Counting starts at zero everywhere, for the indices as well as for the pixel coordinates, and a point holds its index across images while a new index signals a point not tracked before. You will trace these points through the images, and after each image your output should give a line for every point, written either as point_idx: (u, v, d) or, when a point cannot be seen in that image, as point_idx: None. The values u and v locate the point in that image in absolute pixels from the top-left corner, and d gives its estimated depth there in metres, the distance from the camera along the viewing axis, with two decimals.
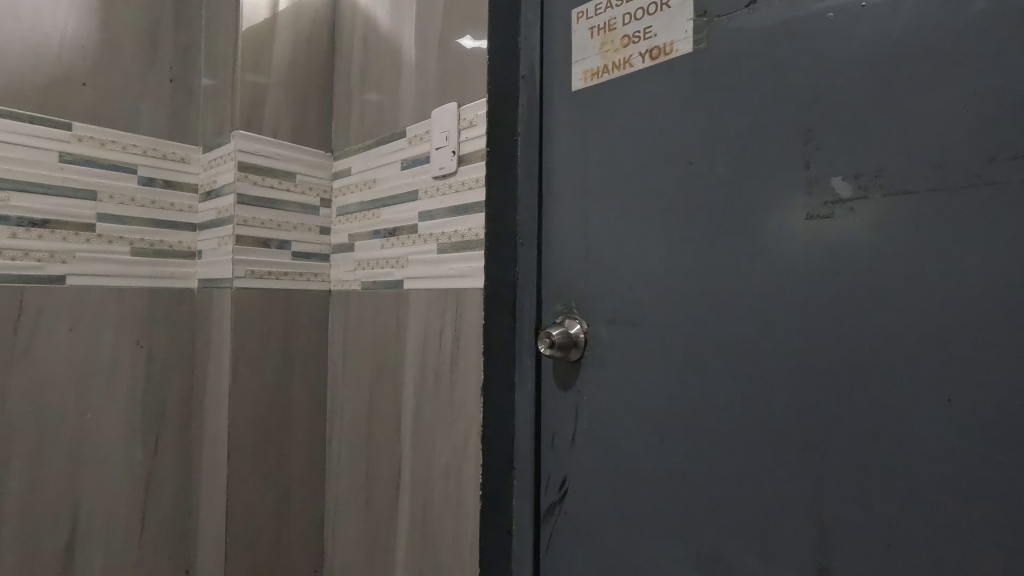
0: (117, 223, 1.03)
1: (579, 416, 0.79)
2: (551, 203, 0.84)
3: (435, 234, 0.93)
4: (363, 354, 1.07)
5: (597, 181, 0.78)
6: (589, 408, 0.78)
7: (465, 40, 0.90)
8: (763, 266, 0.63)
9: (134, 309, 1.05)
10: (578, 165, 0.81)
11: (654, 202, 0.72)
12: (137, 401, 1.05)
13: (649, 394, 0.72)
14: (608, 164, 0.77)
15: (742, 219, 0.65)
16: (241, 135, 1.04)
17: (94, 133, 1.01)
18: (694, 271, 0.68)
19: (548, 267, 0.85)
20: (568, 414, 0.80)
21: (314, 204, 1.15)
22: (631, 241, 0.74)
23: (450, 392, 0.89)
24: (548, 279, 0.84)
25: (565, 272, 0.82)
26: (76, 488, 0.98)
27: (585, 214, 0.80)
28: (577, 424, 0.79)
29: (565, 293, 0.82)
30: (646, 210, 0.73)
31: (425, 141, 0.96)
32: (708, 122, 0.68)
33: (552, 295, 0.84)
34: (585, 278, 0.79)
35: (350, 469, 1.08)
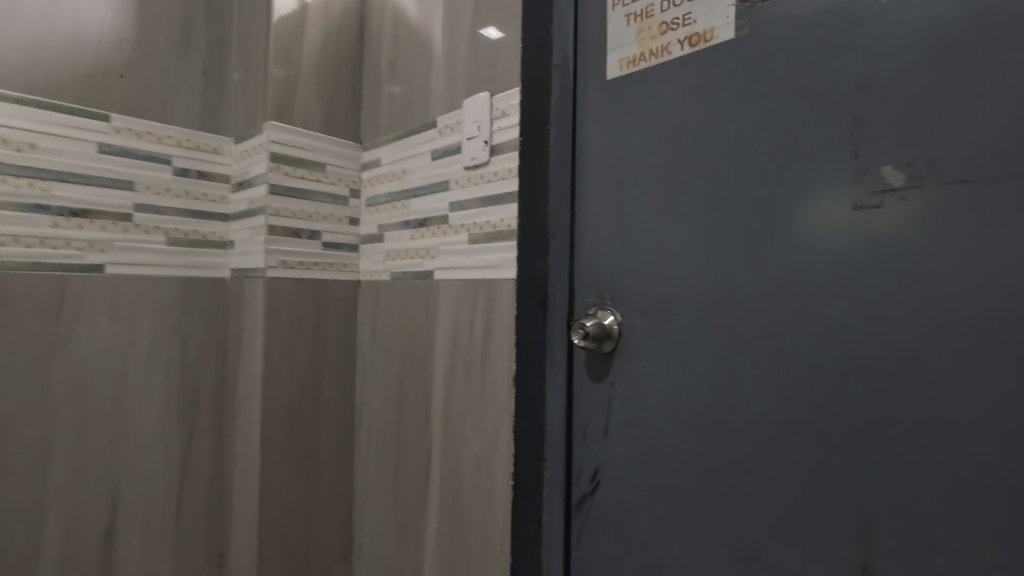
0: (153, 213, 1.05)
1: (611, 407, 0.79)
2: (583, 192, 0.84)
3: (466, 224, 0.92)
4: (393, 345, 1.07)
5: (631, 173, 0.77)
6: (623, 400, 0.77)
7: (488, 31, 0.91)
8: (805, 257, 0.62)
9: (170, 298, 1.07)
10: (609, 157, 0.80)
11: (689, 193, 0.71)
12: (174, 389, 1.07)
13: (685, 385, 0.71)
14: (641, 156, 0.76)
15: (784, 210, 0.63)
16: (273, 126, 1.05)
17: (131, 124, 1.02)
18: (732, 264, 0.67)
19: (580, 258, 0.84)
20: (601, 405, 0.80)
21: (343, 194, 1.15)
22: (666, 232, 0.73)
23: (481, 381, 0.89)
24: (581, 271, 0.83)
25: (599, 263, 0.81)
26: (115, 473, 1.00)
27: (617, 206, 0.79)
28: (609, 415, 0.79)
29: (599, 284, 0.81)
30: (682, 201, 0.72)
31: (456, 131, 0.95)
32: (748, 111, 0.66)
33: (584, 286, 0.83)
34: (620, 269, 0.78)
35: (379, 458, 1.09)
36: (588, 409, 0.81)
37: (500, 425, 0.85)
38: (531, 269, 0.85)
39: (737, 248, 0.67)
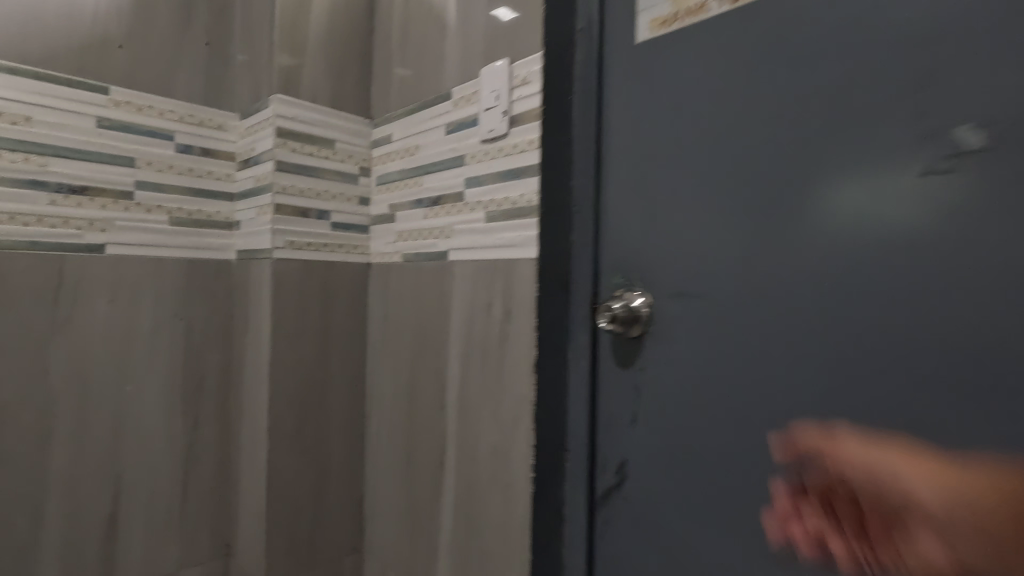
0: (156, 192, 1.00)
1: (639, 396, 0.73)
2: (604, 168, 0.78)
3: (483, 201, 0.87)
4: (405, 331, 1.03)
5: (652, 149, 0.72)
6: (652, 388, 0.72)
7: (499, 12, 0.86)
8: (857, 229, 0.56)
9: (174, 281, 1.03)
10: (628, 133, 0.75)
11: (714, 172, 0.66)
12: (178, 374, 1.03)
13: (723, 373, 0.65)
14: (664, 131, 0.71)
15: (833, 177, 0.57)
16: (279, 100, 1.00)
17: (132, 98, 0.98)
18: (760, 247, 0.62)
19: (605, 236, 0.78)
20: (629, 394, 0.74)
21: (353, 172, 1.10)
22: (688, 214, 0.69)
23: (499, 366, 0.84)
24: (605, 250, 0.78)
25: (625, 241, 0.75)
26: (118, 460, 0.97)
27: (637, 185, 0.74)
28: (637, 404, 0.73)
29: (625, 264, 0.75)
30: (706, 180, 0.67)
31: (472, 103, 0.89)
32: (785, 79, 0.61)
33: (608, 267, 0.77)
34: (648, 247, 0.73)
35: (391, 447, 1.05)
36: (614, 398, 0.76)
37: (519, 413, 0.81)
38: (553, 248, 0.80)
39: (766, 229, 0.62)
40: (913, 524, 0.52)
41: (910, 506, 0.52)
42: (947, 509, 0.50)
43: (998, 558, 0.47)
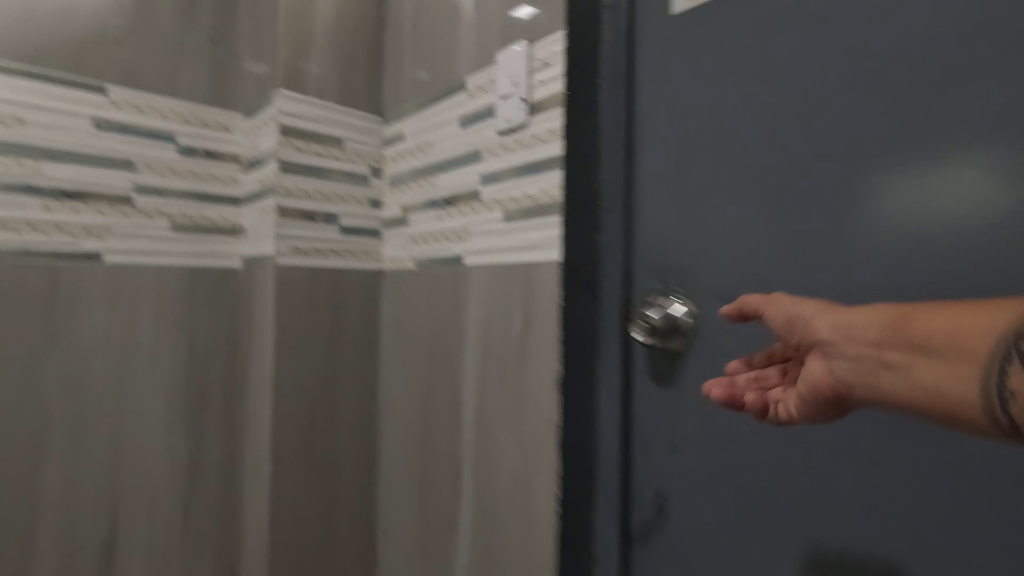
0: (156, 196, 0.95)
1: (680, 416, 0.64)
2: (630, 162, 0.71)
3: (500, 199, 0.78)
4: (418, 342, 0.95)
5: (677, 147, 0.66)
6: (697, 409, 0.63)
7: (519, 12, 0.76)
8: (927, 215, 0.47)
9: (175, 290, 0.97)
10: (649, 130, 0.69)
11: (746, 172, 0.60)
12: (180, 389, 0.97)
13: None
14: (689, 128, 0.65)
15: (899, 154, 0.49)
16: (283, 96, 0.93)
17: (131, 98, 0.93)
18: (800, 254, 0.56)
19: (637, 234, 0.70)
20: (667, 413, 0.65)
21: (363, 173, 1.03)
22: (716, 218, 0.62)
23: (519, 382, 0.75)
24: (638, 251, 0.69)
25: (660, 239, 0.67)
26: (115, 481, 0.91)
27: (661, 185, 0.67)
28: (677, 426, 0.64)
29: (660, 265, 0.67)
30: (738, 179, 0.60)
31: (487, 92, 0.81)
32: (831, 66, 0.54)
33: (641, 270, 0.69)
34: (684, 244, 0.65)
35: (404, 468, 0.97)
36: (650, 417, 0.67)
37: (541, 436, 0.71)
38: (580, 250, 0.70)
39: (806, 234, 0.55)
40: (825, 375, 0.40)
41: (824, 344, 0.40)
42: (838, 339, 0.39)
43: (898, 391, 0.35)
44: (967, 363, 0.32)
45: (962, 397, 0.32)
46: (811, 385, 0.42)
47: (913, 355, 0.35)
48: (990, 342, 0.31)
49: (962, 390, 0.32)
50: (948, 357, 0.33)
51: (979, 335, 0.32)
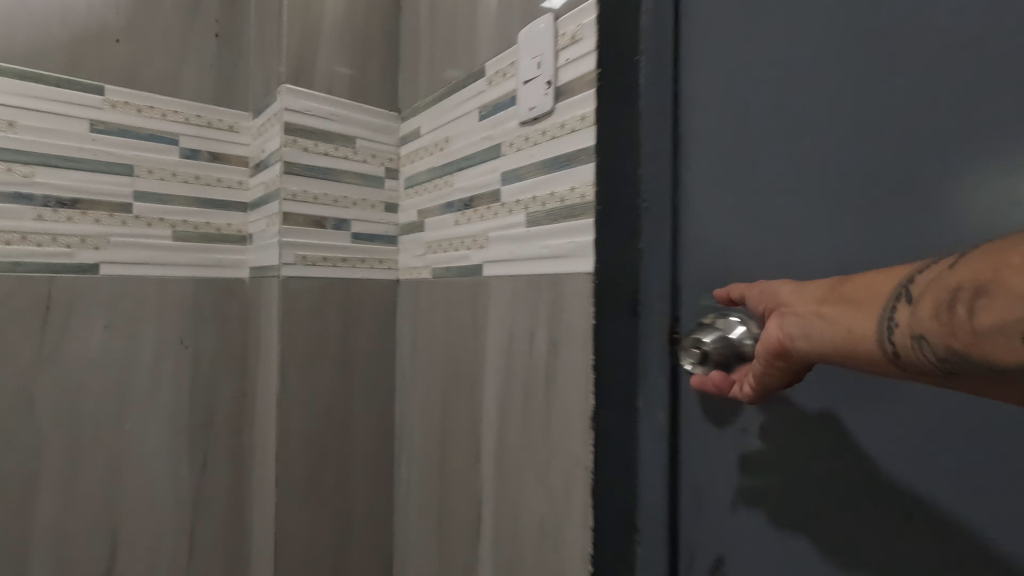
0: (157, 203, 0.89)
1: (745, 467, 0.51)
2: (682, 155, 0.58)
3: (523, 200, 0.68)
4: (436, 360, 0.85)
5: (737, 139, 0.53)
6: (763, 458, 0.50)
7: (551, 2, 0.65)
8: None
9: (179, 303, 0.90)
10: (702, 119, 0.56)
11: (827, 169, 0.46)
12: (185, 409, 0.91)
13: (873, 443, 0.43)
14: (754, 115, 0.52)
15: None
16: (288, 90, 0.85)
17: (131, 98, 0.87)
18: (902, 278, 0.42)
19: (686, 238, 0.57)
20: (729, 463, 0.52)
21: (377, 174, 0.94)
22: (787, 227, 0.49)
23: (546, 416, 0.64)
24: (687, 259, 0.57)
25: (715, 243, 0.54)
26: (114, 508, 0.85)
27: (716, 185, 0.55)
28: (741, 480, 0.51)
29: (717, 276, 0.54)
30: (816, 178, 0.47)
31: (509, 77, 0.71)
32: (953, 27, 0.40)
33: (692, 284, 0.56)
34: (747, 247, 0.52)
35: (421, 500, 0.87)
36: (709, 466, 0.54)
37: (572, 481, 0.61)
38: (615, 258, 0.59)
39: (914, 251, 0.41)
40: (768, 332, 0.42)
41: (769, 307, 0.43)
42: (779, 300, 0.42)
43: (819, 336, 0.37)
44: (868, 304, 0.35)
45: (864, 335, 0.35)
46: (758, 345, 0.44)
47: (828, 304, 0.38)
48: (887, 288, 0.35)
49: (869, 325, 0.35)
50: (855, 304, 0.36)
51: (880, 283, 0.35)
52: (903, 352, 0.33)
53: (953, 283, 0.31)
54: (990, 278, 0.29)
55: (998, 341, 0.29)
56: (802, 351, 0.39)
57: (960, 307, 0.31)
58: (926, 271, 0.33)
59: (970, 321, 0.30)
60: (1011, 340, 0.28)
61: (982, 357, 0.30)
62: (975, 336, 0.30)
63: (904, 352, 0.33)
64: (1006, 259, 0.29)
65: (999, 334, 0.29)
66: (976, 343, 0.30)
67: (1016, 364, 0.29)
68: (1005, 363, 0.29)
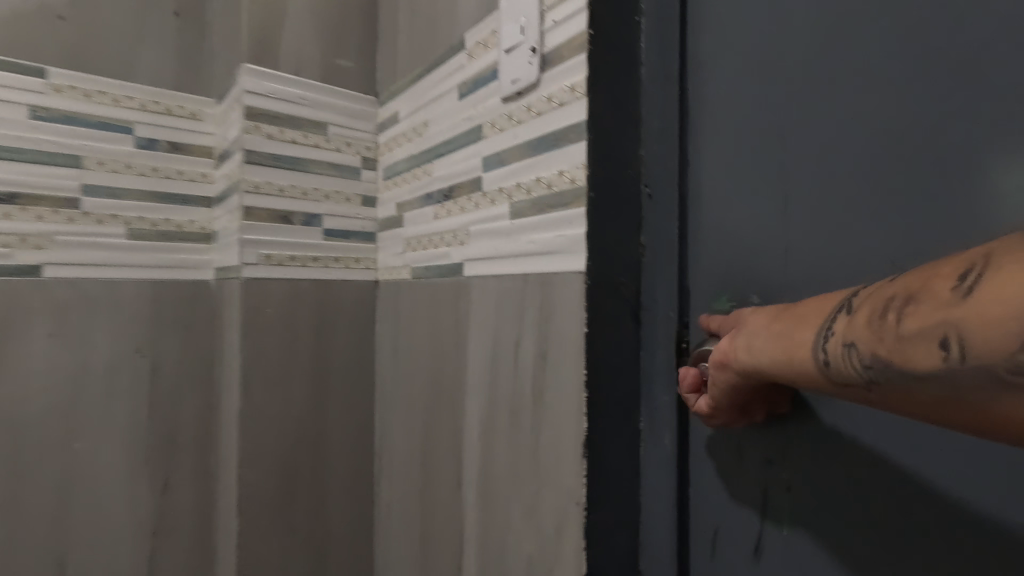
0: (109, 198, 0.80)
1: (769, 496, 0.45)
2: (693, 134, 0.51)
3: (506, 188, 0.59)
4: (416, 371, 0.76)
5: (758, 117, 0.47)
6: (789, 485, 0.44)
7: None
8: None
9: (135, 308, 0.82)
10: (716, 92, 0.49)
11: (877, 147, 0.40)
12: (142, 425, 0.82)
13: (932, 470, 0.37)
14: (778, 88, 0.45)
15: None
16: (248, 71, 0.77)
17: (77, 82, 0.78)
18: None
19: (701, 233, 0.50)
20: (751, 492, 0.46)
21: (353, 165, 0.85)
22: (815, 217, 0.43)
23: (533, 440, 0.54)
24: (704, 256, 0.50)
25: (738, 238, 0.48)
26: (63, 536, 0.77)
27: (733, 168, 0.48)
28: (765, 515, 0.45)
29: (740, 275, 0.47)
30: (854, 161, 0.41)
31: (490, 48, 0.62)
32: None
33: (705, 286, 0.49)
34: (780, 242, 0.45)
35: (402, 526, 0.78)
36: (727, 495, 0.47)
37: (563, 519, 0.51)
38: (612, 255, 0.50)
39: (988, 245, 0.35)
40: (718, 348, 0.40)
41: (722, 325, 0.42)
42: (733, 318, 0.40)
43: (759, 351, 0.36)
44: (809, 317, 0.33)
45: (802, 348, 0.32)
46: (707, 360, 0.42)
47: (775, 320, 0.36)
48: (830, 303, 0.33)
49: (804, 337, 0.33)
50: (799, 319, 0.34)
51: (827, 299, 0.33)
52: (832, 364, 0.31)
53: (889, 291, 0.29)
54: (922, 285, 0.27)
55: (919, 347, 0.27)
56: (745, 367, 0.37)
57: (890, 314, 0.28)
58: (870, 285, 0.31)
59: (898, 328, 0.28)
60: (931, 344, 0.26)
61: (904, 366, 0.27)
62: (900, 342, 0.27)
63: (833, 364, 0.30)
64: (938, 268, 0.27)
65: (922, 339, 0.26)
66: (901, 350, 0.27)
67: (935, 370, 0.26)
68: (925, 370, 0.26)
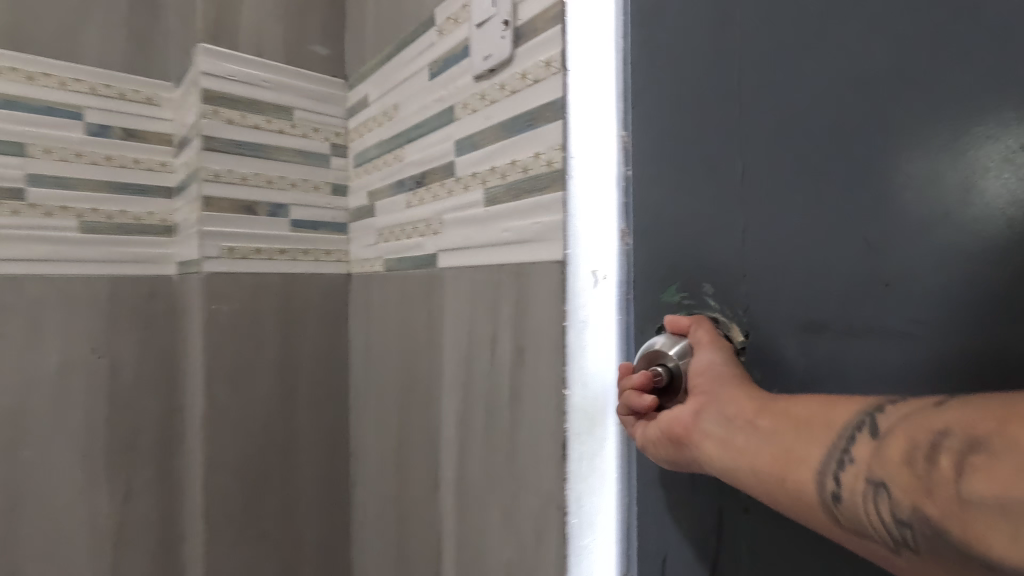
0: (58, 188, 0.75)
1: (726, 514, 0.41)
2: (641, 109, 0.47)
3: (480, 172, 0.55)
4: (389, 367, 0.72)
5: (702, 89, 0.43)
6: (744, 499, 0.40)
7: None
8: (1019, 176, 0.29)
9: (90, 305, 0.77)
10: (662, 63, 0.46)
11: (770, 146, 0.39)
12: (99, 430, 0.77)
13: None
14: (722, 57, 0.42)
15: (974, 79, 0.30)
16: (205, 51, 0.72)
17: (19, 64, 0.73)
18: (917, 250, 0.32)
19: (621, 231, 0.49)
20: (706, 506, 0.42)
21: (322, 151, 0.81)
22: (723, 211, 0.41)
23: (510, 441, 0.51)
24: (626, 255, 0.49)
25: (650, 236, 0.47)
26: (14, 549, 0.72)
27: (678, 146, 0.44)
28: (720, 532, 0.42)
29: (658, 271, 0.46)
30: (776, 145, 0.38)
31: (460, 23, 0.58)
32: None
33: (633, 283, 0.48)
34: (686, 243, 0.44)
35: (378, 529, 0.75)
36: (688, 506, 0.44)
37: (543, 524, 0.48)
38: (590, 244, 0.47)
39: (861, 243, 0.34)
40: (690, 425, 0.37)
41: (700, 387, 0.38)
42: (711, 389, 0.37)
43: (749, 454, 0.32)
44: (818, 428, 0.30)
45: (807, 466, 0.29)
46: (673, 435, 0.38)
47: (766, 418, 0.32)
48: (846, 418, 0.29)
49: (811, 451, 0.29)
50: (805, 428, 0.31)
51: (839, 410, 0.30)
52: (851, 501, 0.27)
53: (940, 427, 0.24)
54: (992, 433, 0.22)
55: (975, 517, 0.22)
56: (725, 461, 0.34)
57: (940, 458, 0.24)
58: (906, 407, 0.27)
59: (948, 480, 0.23)
60: (999, 520, 0.21)
61: (951, 535, 0.23)
62: (956, 506, 0.23)
63: (849, 499, 0.27)
64: (1009, 410, 0.23)
65: (985, 509, 0.21)
66: (954, 514, 0.22)
67: (996, 557, 0.21)
68: (983, 552, 0.21)
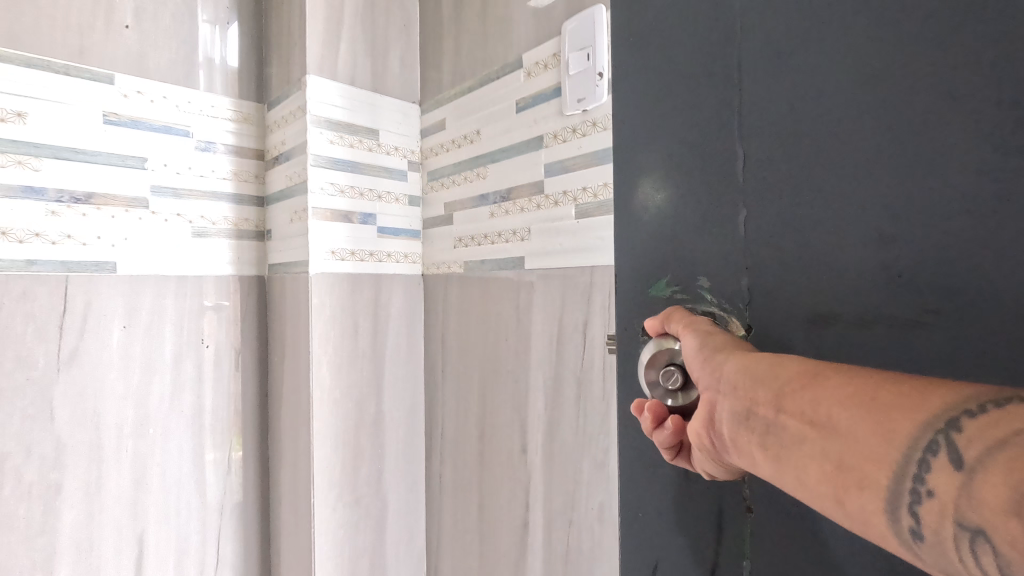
0: (174, 197, 0.85)
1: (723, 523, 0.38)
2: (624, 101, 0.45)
3: (571, 191, 0.68)
4: (471, 355, 0.84)
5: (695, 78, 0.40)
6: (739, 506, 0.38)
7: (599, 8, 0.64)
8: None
9: (200, 300, 0.88)
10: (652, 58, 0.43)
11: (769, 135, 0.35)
12: (209, 410, 0.88)
13: None
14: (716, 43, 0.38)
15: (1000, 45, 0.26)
16: (315, 81, 0.83)
17: (143, 88, 0.83)
18: (936, 228, 0.28)
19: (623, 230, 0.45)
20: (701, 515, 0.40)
21: (401, 167, 0.93)
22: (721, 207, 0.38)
23: (603, 406, 0.64)
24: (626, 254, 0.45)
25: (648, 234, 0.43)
26: (139, 515, 0.81)
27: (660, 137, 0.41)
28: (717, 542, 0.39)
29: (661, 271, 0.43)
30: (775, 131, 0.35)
31: (551, 69, 0.71)
32: None
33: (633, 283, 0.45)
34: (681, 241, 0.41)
35: (458, 494, 0.87)
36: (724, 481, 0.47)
37: None
38: None
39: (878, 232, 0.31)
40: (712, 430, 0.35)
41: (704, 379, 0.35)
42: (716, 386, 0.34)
43: (795, 471, 0.28)
44: (870, 446, 0.25)
45: (866, 494, 0.25)
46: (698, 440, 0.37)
47: (800, 428, 0.28)
48: (910, 434, 0.24)
49: (868, 473, 0.25)
50: (853, 445, 0.25)
51: (893, 424, 0.24)
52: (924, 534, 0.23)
53: None
54: None
55: None
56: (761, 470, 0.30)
57: None
58: (991, 426, 0.22)
59: None
60: None
61: None
62: None
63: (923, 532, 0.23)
64: None
65: None
66: None
67: None
68: None
